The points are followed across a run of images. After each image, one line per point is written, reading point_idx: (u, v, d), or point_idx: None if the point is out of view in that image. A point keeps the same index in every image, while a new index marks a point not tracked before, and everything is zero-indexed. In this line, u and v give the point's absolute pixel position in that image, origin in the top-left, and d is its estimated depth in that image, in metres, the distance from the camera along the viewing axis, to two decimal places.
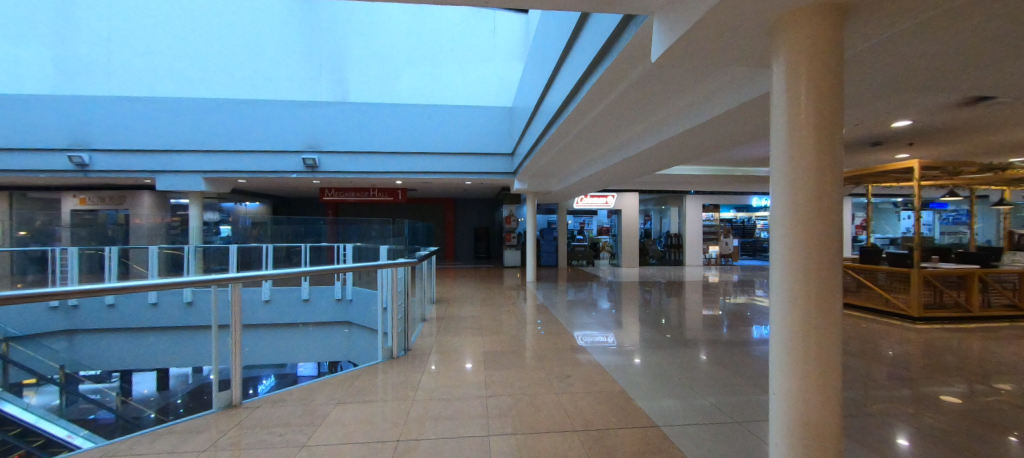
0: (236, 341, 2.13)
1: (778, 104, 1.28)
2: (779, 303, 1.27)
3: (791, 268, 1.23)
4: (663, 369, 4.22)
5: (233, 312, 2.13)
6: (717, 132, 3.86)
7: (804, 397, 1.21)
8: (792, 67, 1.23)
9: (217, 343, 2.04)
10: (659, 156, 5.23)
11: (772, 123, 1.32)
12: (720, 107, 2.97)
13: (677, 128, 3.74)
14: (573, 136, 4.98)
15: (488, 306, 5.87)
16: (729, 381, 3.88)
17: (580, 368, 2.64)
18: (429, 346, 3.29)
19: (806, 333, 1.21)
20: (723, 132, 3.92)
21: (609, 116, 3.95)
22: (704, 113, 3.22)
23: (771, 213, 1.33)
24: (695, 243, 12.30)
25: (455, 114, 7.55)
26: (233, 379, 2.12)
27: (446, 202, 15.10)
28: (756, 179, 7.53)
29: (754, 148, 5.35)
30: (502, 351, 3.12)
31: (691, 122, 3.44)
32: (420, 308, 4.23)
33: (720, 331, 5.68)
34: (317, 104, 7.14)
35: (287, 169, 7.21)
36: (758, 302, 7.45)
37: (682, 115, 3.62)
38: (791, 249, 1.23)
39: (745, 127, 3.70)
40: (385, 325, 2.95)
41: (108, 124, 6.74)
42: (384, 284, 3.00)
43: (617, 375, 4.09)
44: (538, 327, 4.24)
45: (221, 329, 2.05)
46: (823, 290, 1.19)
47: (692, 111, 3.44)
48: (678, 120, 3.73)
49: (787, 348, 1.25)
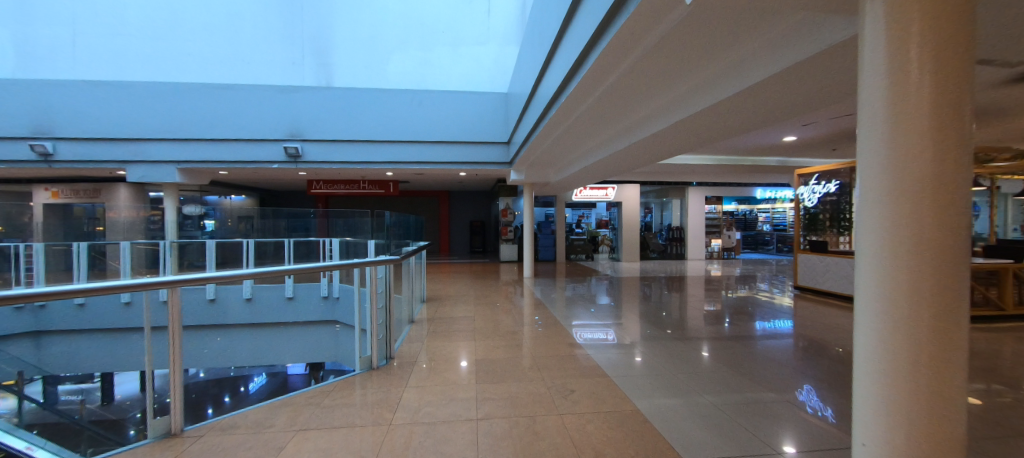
0: (173, 346, 1.87)
1: (871, 60, 1.03)
2: (873, 305, 1.03)
3: (890, 266, 1.00)
4: (666, 366, 3.96)
5: (171, 315, 1.87)
6: (732, 109, 3.55)
7: (911, 423, 0.97)
8: (896, 13, 0.98)
9: (149, 347, 1.78)
10: (668, 142, 4.88)
11: (861, 86, 1.07)
12: (755, 77, 2.71)
13: (699, 104, 3.48)
14: (574, 119, 4.64)
15: (483, 305, 5.54)
16: (733, 379, 3.63)
17: (585, 381, 2.32)
18: (415, 352, 2.98)
19: (914, 343, 0.96)
20: (739, 110, 3.60)
21: (619, 91, 3.65)
22: (731, 86, 3.01)
23: (858, 197, 1.09)
24: (697, 236, 12.01)
25: (449, 100, 7.15)
26: (171, 386, 1.86)
27: (441, 195, 14.73)
28: (764, 169, 7.23)
29: (766, 135, 5.03)
30: (498, 358, 2.80)
31: (716, 97, 3.20)
32: (406, 309, 3.92)
33: (725, 327, 5.42)
34: (301, 89, 6.74)
35: (269, 159, 6.80)
36: (760, 296, 7.21)
37: (706, 87, 3.35)
38: (895, 240, 0.98)
39: (763, 103, 3.39)
40: (362, 323, 2.62)
41: (75, 111, 6.32)
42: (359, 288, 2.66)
43: (616, 373, 3.83)
44: (537, 327, 3.92)
45: (155, 331, 1.80)
46: (938, 289, 0.95)
47: (716, 84, 3.20)
48: (700, 94, 3.46)
49: (882, 366, 1.01)
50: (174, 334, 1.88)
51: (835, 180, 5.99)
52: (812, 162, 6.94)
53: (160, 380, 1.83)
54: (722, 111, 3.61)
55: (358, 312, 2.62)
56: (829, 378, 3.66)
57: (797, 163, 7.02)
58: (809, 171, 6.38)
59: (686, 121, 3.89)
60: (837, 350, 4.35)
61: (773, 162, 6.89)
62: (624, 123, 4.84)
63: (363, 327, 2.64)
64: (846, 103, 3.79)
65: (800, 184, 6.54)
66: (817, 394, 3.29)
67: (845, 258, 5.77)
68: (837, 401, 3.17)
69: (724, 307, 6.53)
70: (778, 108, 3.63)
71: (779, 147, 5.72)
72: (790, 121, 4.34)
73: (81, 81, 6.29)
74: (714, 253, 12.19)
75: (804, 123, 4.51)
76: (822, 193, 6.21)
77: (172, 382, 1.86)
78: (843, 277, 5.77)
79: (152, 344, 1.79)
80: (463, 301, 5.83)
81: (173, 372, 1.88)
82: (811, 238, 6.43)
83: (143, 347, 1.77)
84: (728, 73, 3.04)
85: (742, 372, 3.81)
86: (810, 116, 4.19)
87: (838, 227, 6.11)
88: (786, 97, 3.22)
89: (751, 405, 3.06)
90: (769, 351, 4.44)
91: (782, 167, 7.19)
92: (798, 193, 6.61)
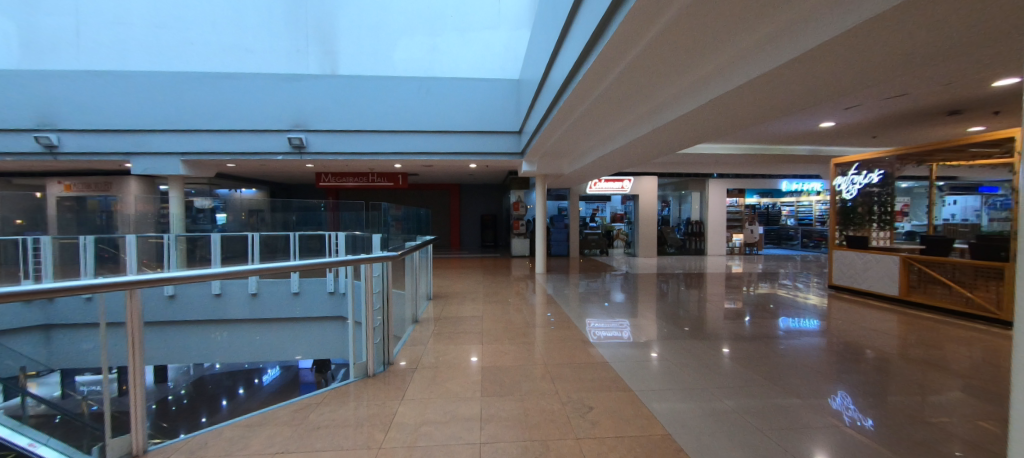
0: (134, 340, 1.70)
1: None
2: None
3: None
4: (685, 365, 3.72)
5: (130, 311, 1.71)
6: (769, 86, 3.20)
7: None
8: None
9: (105, 343, 1.61)
10: (695, 128, 4.52)
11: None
12: (806, 45, 2.47)
13: (737, 80, 3.17)
14: (589, 104, 4.35)
15: (493, 302, 5.30)
16: (760, 384, 3.31)
17: (604, 396, 2.04)
18: (417, 356, 2.76)
19: None
20: (776, 87, 3.25)
21: (644, 65, 3.33)
22: (778, 57, 2.74)
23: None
24: (717, 230, 11.54)
25: (458, 88, 6.86)
26: (132, 392, 1.70)
27: (452, 188, 14.54)
28: (793, 159, 6.78)
29: (799, 120, 4.62)
30: (508, 364, 2.55)
31: (758, 71, 2.93)
32: (410, 308, 3.73)
33: (745, 324, 5.12)
34: (305, 77, 6.54)
35: (273, 150, 6.67)
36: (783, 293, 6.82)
37: (752, 56, 3.01)
38: None
39: (805, 78, 3.04)
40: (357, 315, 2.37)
41: (80, 102, 6.28)
42: (352, 291, 2.37)
43: (630, 373, 3.56)
44: (551, 327, 3.68)
45: (111, 327, 1.62)
46: None
47: (758, 56, 2.93)
48: (738, 67, 3.17)
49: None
50: (134, 329, 1.71)
51: (878, 169, 5.49)
52: (847, 151, 6.47)
53: (118, 382, 1.66)
54: (757, 89, 3.27)
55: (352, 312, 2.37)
56: (867, 383, 3.34)
57: (830, 151, 6.56)
58: (847, 161, 5.91)
59: (718, 101, 3.54)
60: (877, 354, 3.97)
61: (804, 151, 6.44)
62: (643, 107, 4.51)
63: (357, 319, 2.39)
64: (899, 82, 3.38)
65: (837, 175, 6.07)
66: (853, 401, 2.97)
67: (887, 254, 5.33)
68: (877, 408, 2.87)
69: (745, 304, 6.16)
70: (817, 87, 3.28)
71: (813, 133, 5.29)
72: (830, 103, 3.95)
73: (87, 71, 6.24)
74: (735, 248, 11.72)
75: (846, 107, 4.10)
76: (863, 184, 5.70)
77: (134, 379, 1.70)
78: (884, 276, 5.34)
79: (107, 340, 1.62)
80: (473, 298, 5.63)
81: (135, 368, 1.71)
82: (848, 233, 5.98)
83: (98, 343, 1.60)
84: (774, 42, 2.77)
85: (771, 374, 3.52)
86: (851, 98, 3.79)
87: (880, 220, 5.63)
88: (832, 70, 2.89)
89: (786, 409, 2.79)
90: (800, 351, 4.13)
91: (814, 157, 6.73)
92: (836, 185, 6.16)
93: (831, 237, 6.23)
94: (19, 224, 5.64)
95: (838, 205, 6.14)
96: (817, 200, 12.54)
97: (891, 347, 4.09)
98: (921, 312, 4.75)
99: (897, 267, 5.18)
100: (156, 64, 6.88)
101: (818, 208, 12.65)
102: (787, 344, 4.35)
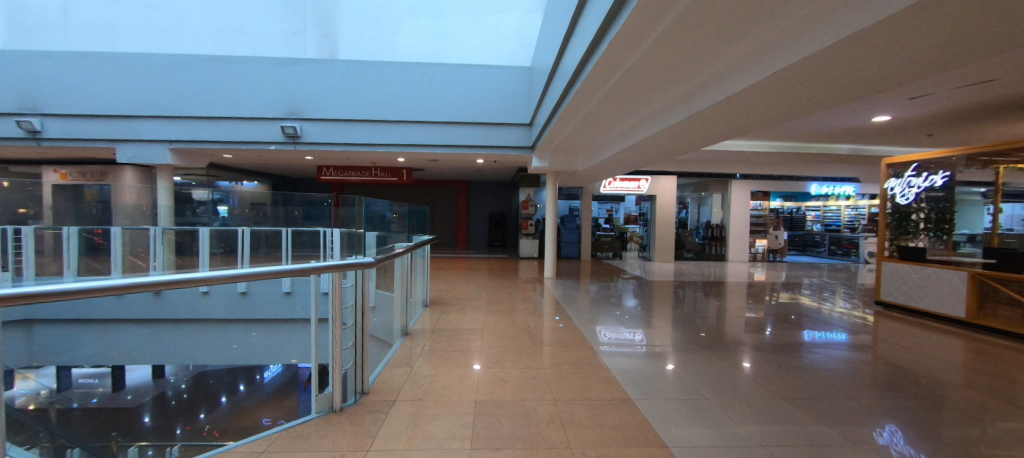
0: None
1: None
2: None
3: None
4: (710, 382, 3.26)
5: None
6: (822, 70, 2.71)
7: None
8: None
9: None
10: (726, 119, 4.01)
11: None
12: (864, 23, 2.02)
13: (783, 61, 2.67)
14: (608, 90, 3.87)
15: (499, 311, 4.90)
16: (797, 407, 2.83)
17: (632, 454, 1.58)
18: (398, 380, 2.34)
19: None
20: (828, 72, 2.76)
21: (677, 42, 2.80)
22: (833, 34, 2.25)
23: None
24: (740, 235, 10.92)
25: (463, 76, 6.43)
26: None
27: (459, 185, 14.19)
28: (829, 159, 6.20)
29: (847, 112, 4.10)
30: (506, 398, 2.11)
31: (810, 50, 2.43)
32: (399, 317, 3.34)
33: (767, 336, 4.67)
34: (300, 61, 6.19)
35: (266, 139, 6.37)
36: (805, 302, 6.37)
37: (806, 29, 2.48)
38: None
39: (865, 62, 2.56)
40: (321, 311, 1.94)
41: (65, 85, 6.03)
42: (313, 295, 1.92)
43: (648, 387, 3.14)
44: (560, 344, 3.26)
45: None
46: None
47: (809, 33, 2.44)
48: (785, 46, 2.67)
49: None
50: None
51: (942, 170, 4.93)
52: (893, 152, 5.86)
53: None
54: (805, 73, 2.78)
55: (315, 330, 1.93)
56: (918, 409, 2.89)
57: (873, 151, 5.95)
58: (902, 161, 5.33)
59: (758, 86, 3.04)
60: (933, 381, 3.43)
61: (844, 150, 5.86)
62: (670, 94, 4.05)
63: (321, 318, 1.95)
64: (982, 64, 2.84)
65: (890, 176, 5.51)
66: (909, 435, 2.47)
67: (951, 269, 4.75)
68: (946, 446, 2.38)
69: (766, 315, 5.66)
70: (878, 73, 2.78)
71: (856, 129, 4.74)
72: (893, 91, 3.40)
73: (72, 52, 6.00)
74: (758, 254, 11.10)
75: (912, 96, 3.55)
76: (922, 187, 5.14)
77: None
78: (946, 294, 4.76)
79: None
80: (475, 305, 5.23)
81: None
82: (899, 243, 5.45)
83: None
84: (831, 14, 2.28)
85: (806, 395, 3.06)
86: (919, 84, 3.26)
87: (935, 230, 5.11)
88: (899, 54, 2.41)
89: (837, 445, 2.31)
90: (844, 372, 3.64)
91: (853, 157, 6.15)
92: (887, 188, 5.56)
93: (880, 246, 5.66)
94: (22, 212, 4.91)
95: (888, 209, 5.53)
96: (846, 205, 11.85)
97: (952, 375, 3.54)
98: (994, 338, 4.15)
99: (965, 282, 4.55)
100: (147, 45, 6.56)
101: (846, 213, 11.97)
102: (822, 360, 3.92)
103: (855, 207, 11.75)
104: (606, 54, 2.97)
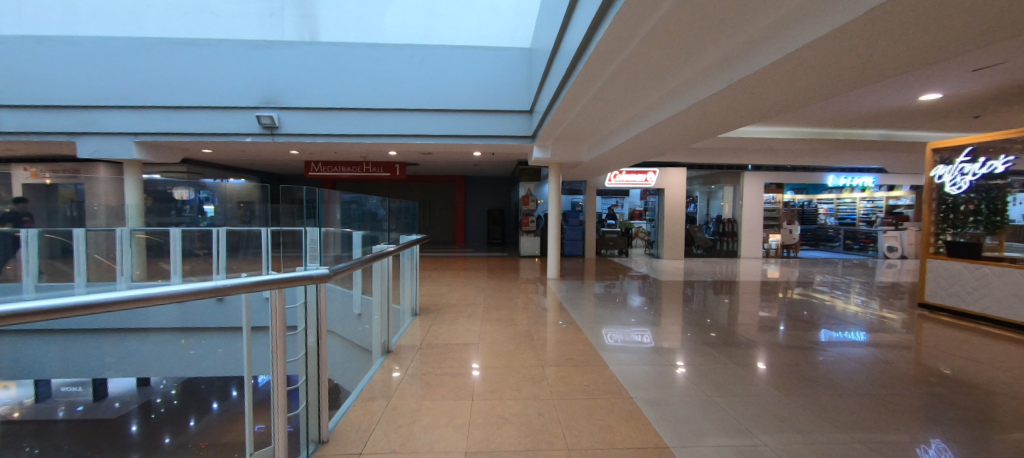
0: None
1: None
2: None
3: None
4: (745, 390, 2.82)
5: None
6: (864, 42, 2.27)
7: None
8: None
9: None
10: (747, 101, 3.56)
11: None
12: None
13: (808, 35, 2.28)
14: (611, 73, 3.46)
15: (501, 319, 4.49)
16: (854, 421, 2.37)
17: None
18: (367, 421, 1.90)
19: None
20: (872, 45, 2.33)
21: (695, 13, 2.38)
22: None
23: None
24: (752, 230, 10.47)
25: (460, 59, 5.96)
26: None
27: (456, 180, 13.76)
28: (855, 146, 5.78)
29: (888, 89, 3.63)
30: (504, 449, 1.65)
31: (845, 16, 2.02)
32: (379, 328, 2.91)
33: (780, 335, 4.26)
34: (280, 45, 5.76)
35: (241, 131, 5.94)
36: (818, 298, 5.99)
37: None
38: None
39: (915, 33, 2.13)
40: None
41: (20, 74, 5.61)
42: None
43: (667, 391, 2.72)
44: (569, 361, 2.84)
45: None
46: None
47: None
48: (813, 16, 2.26)
49: None
50: None
51: (1002, 154, 4.45)
52: (928, 137, 5.41)
53: None
54: (843, 46, 2.34)
55: None
56: (971, 417, 2.51)
57: (905, 137, 5.58)
58: (951, 146, 4.89)
59: (779, 64, 2.64)
60: (993, 389, 3.00)
61: (875, 136, 5.49)
62: (680, 76, 3.64)
63: None
64: None
65: (936, 163, 5.10)
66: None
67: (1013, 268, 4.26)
68: None
69: (780, 313, 5.22)
70: (936, 44, 2.33)
71: (890, 110, 4.29)
72: (957, 60, 2.92)
73: (27, 36, 5.59)
74: (770, 250, 10.73)
75: (978, 66, 3.08)
76: (979, 173, 4.66)
77: None
78: (1007, 296, 4.29)
79: None
80: (472, 311, 4.80)
81: None
82: (946, 238, 5.04)
83: None
84: None
85: (837, 400, 2.68)
86: (987, 52, 2.81)
87: (985, 222, 4.66)
88: (966, 19, 1.98)
89: None
90: (881, 376, 3.21)
91: (882, 144, 5.73)
92: (936, 175, 5.12)
93: (927, 242, 5.23)
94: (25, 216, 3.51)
95: (938, 200, 5.10)
96: (862, 198, 11.51)
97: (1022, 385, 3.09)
98: None
99: None
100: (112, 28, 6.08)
101: (863, 205, 11.61)
102: (851, 361, 3.52)
103: (872, 200, 11.41)
104: (608, 32, 2.56)
